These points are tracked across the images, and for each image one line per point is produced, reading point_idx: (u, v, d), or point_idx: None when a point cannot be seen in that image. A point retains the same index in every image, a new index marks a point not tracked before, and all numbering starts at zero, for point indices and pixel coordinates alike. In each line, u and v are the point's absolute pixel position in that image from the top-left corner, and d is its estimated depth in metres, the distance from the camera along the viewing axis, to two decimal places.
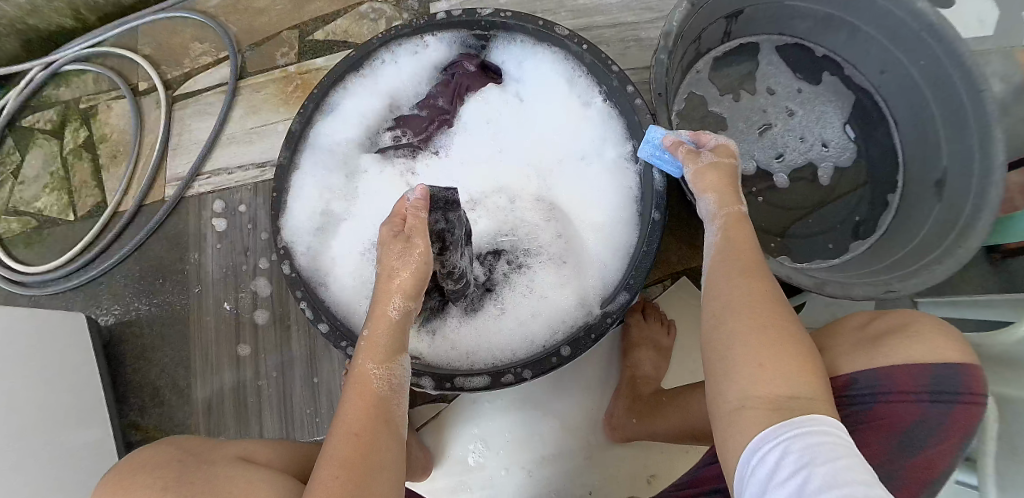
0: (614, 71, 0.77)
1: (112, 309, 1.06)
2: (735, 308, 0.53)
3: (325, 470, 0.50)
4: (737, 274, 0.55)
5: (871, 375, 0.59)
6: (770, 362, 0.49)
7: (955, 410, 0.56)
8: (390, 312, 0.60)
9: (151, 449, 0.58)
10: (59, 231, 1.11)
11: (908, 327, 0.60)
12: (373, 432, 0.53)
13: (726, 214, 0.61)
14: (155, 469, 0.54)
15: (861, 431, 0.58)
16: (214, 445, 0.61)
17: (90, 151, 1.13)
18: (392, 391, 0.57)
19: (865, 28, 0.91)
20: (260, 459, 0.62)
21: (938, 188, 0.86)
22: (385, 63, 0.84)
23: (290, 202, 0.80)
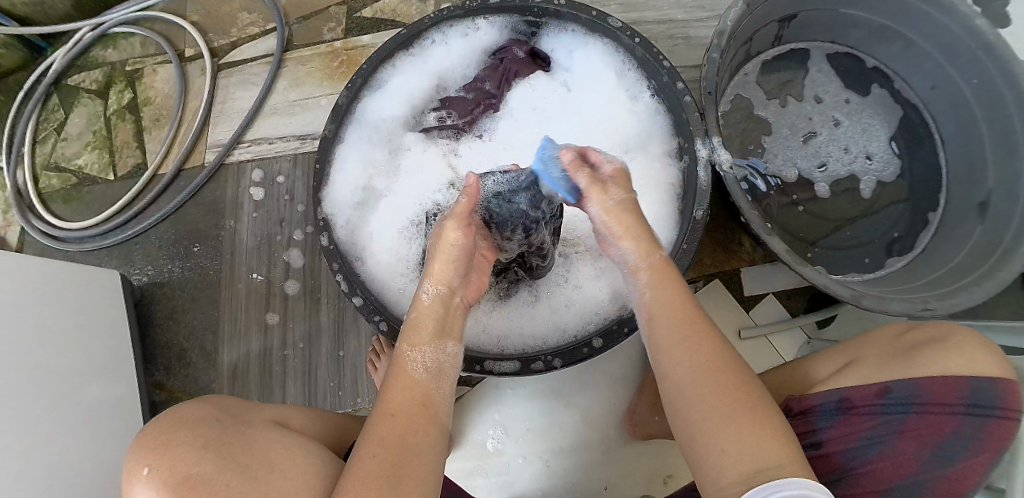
0: (666, 66, 0.77)
1: (145, 269, 1.07)
2: (688, 382, 0.52)
3: (365, 445, 0.51)
4: (677, 335, 0.54)
5: (907, 385, 0.59)
6: (737, 434, 0.48)
7: (990, 424, 0.55)
8: (421, 297, 0.62)
9: (188, 405, 0.62)
10: (98, 190, 1.13)
11: (948, 340, 0.61)
12: (412, 415, 0.53)
13: (649, 265, 0.60)
14: (195, 426, 0.58)
15: (892, 441, 0.58)
16: (246, 409, 0.66)
17: (133, 113, 1.15)
18: (433, 376, 0.57)
19: (919, 43, 0.90)
20: (295, 425, 0.69)
21: (981, 209, 0.86)
22: (435, 44, 0.85)
23: (333, 175, 0.81)
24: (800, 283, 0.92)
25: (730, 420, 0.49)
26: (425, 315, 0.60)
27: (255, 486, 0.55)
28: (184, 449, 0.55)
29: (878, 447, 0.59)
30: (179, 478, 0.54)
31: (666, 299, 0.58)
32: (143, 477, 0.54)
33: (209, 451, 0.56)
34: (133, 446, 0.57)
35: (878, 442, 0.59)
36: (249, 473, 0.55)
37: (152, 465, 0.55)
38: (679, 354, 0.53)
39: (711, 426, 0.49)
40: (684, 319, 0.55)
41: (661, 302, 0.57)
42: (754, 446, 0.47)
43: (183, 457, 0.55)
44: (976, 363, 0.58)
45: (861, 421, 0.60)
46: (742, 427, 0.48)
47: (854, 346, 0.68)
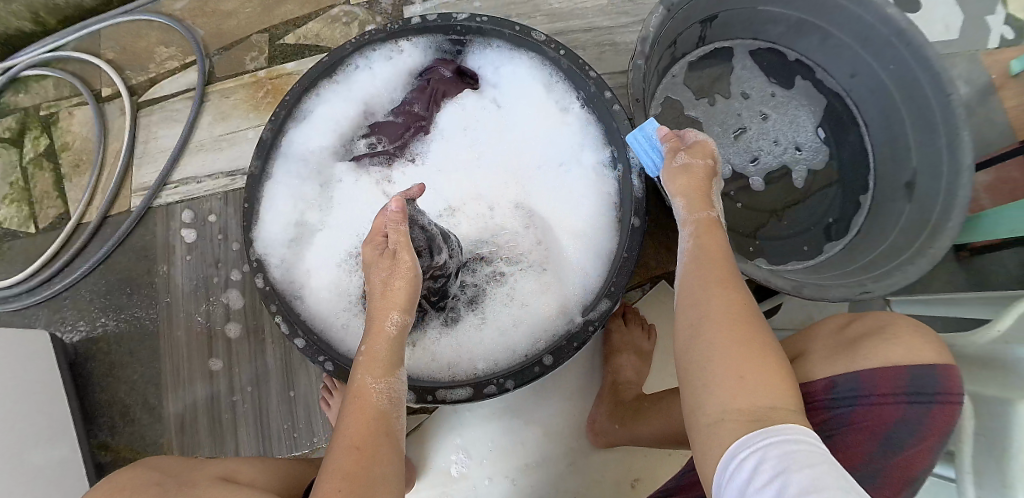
0: (592, 76, 0.77)
1: (78, 325, 1.01)
2: (714, 331, 0.53)
3: (329, 482, 0.52)
4: (716, 287, 0.56)
5: (852, 378, 0.60)
6: (754, 389, 0.50)
7: (933, 410, 0.58)
8: (387, 326, 0.61)
9: (129, 473, 0.64)
10: (20, 244, 1.07)
11: (884, 331, 0.62)
12: (374, 445, 0.56)
13: (697, 220, 0.61)
14: (133, 493, 0.60)
15: (844, 434, 0.60)
16: (194, 469, 0.67)
17: (51, 160, 1.09)
18: (391, 405, 0.59)
19: (836, 34, 0.92)
20: (243, 478, 0.67)
21: (908, 189, 0.88)
22: (359, 69, 0.83)
23: (263, 211, 0.78)
24: (745, 277, 0.93)
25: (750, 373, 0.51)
26: (382, 344, 0.61)
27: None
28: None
29: (831, 441, 0.60)
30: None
31: (711, 252, 0.59)
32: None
33: None
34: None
35: (829, 436, 0.60)
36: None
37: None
38: (714, 302, 0.55)
39: (730, 376, 0.51)
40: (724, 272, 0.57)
41: (699, 257, 0.59)
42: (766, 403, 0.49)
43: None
44: (915, 351, 0.59)
45: (813, 417, 0.61)
46: (761, 384, 0.50)
47: (801, 339, 0.70)
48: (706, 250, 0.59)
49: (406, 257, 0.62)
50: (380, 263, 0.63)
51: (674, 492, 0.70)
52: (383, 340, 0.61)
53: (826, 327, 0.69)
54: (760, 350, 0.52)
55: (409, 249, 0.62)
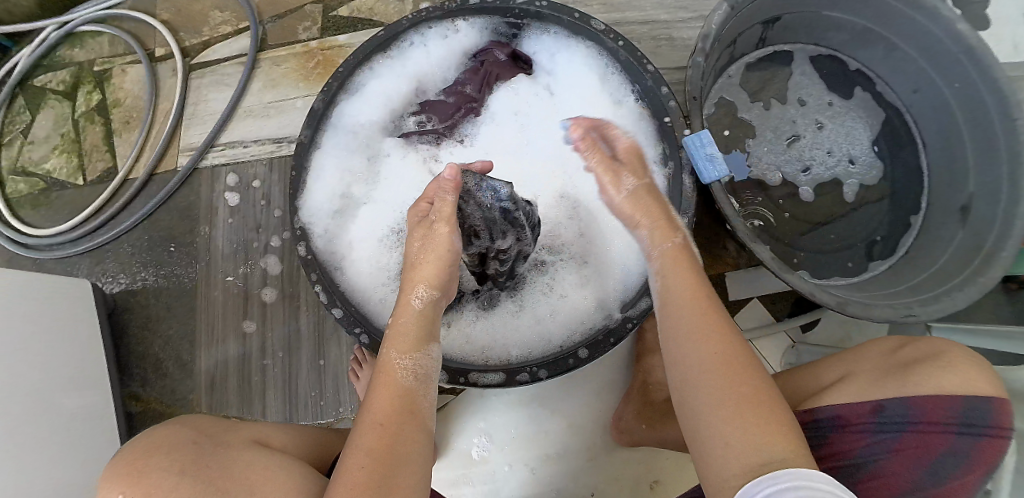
0: (649, 70, 0.77)
1: (118, 277, 1.04)
2: (695, 364, 0.55)
3: (353, 458, 0.52)
4: (695, 320, 0.57)
5: (900, 404, 0.59)
6: (739, 422, 0.50)
7: (983, 444, 0.56)
8: (415, 301, 0.62)
9: (165, 429, 0.63)
10: (67, 195, 1.09)
11: (940, 357, 0.61)
12: (399, 423, 0.55)
13: (662, 250, 0.66)
14: (170, 452, 0.60)
15: (887, 460, 0.59)
16: (226, 429, 0.67)
17: (102, 115, 1.11)
18: (419, 381, 0.59)
19: (901, 47, 0.90)
20: (276, 442, 0.69)
21: (963, 214, 0.86)
22: (413, 46, 0.83)
23: (310, 181, 0.78)
24: (784, 288, 0.92)
25: (734, 403, 0.51)
26: (408, 320, 0.61)
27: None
28: (160, 475, 0.57)
29: (872, 465, 0.59)
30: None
31: (684, 286, 0.61)
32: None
33: (186, 476, 0.58)
34: (112, 475, 0.59)
35: (873, 460, 0.59)
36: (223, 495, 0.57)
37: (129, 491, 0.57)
38: (688, 337, 0.56)
39: (712, 407, 0.52)
40: (699, 304, 0.59)
41: (676, 291, 0.61)
42: (750, 434, 0.49)
43: (160, 483, 0.57)
44: (969, 382, 0.58)
45: (856, 439, 0.60)
46: (743, 415, 0.50)
47: (846, 359, 0.69)
48: (681, 285, 0.61)
49: (438, 230, 0.65)
50: (416, 229, 0.66)
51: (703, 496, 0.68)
52: (410, 316, 0.62)
53: (874, 348, 0.68)
54: (746, 378, 0.53)
55: (447, 222, 0.65)
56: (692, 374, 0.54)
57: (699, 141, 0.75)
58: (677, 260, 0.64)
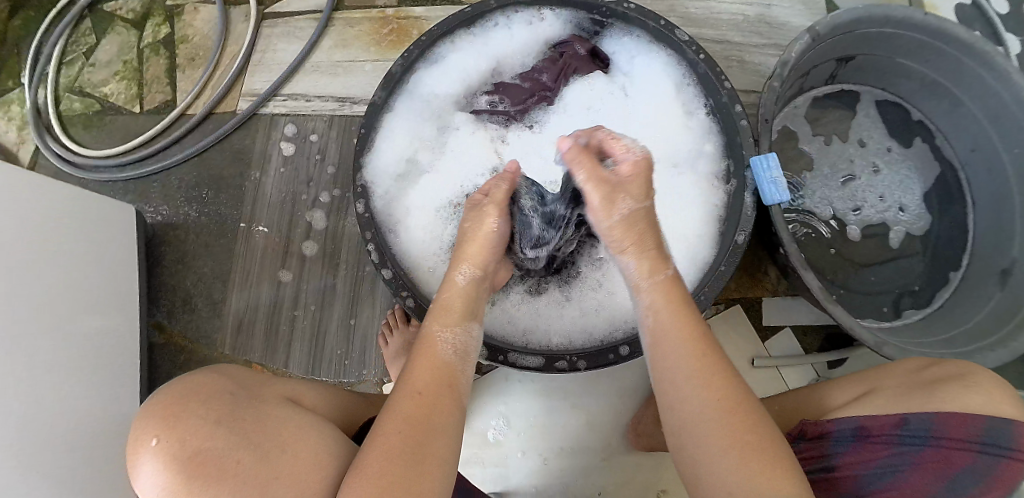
0: (727, 87, 0.78)
1: (160, 209, 1.05)
2: (691, 407, 0.51)
3: (390, 422, 0.50)
4: (688, 356, 0.53)
5: (924, 418, 0.56)
6: (738, 472, 0.47)
7: (1003, 464, 0.53)
8: (458, 278, 0.62)
9: (200, 375, 0.56)
10: (121, 121, 1.10)
11: (968, 377, 0.58)
12: (435, 394, 0.53)
13: (653, 283, 0.58)
14: (207, 399, 0.53)
15: (907, 474, 0.56)
16: (260, 383, 0.61)
17: (168, 49, 1.12)
18: (460, 357, 0.58)
19: (967, 104, 0.91)
20: (307, 402, 0.63)
21: (1002, 277, 0.88)
22: (498, 27, 0.85)
23: (379, 142, 0.80)
24: (815, 321, 0.93)
25: (734, 449, 0.48)
26: (455, 296, 0.61)
27: (266, 466, 0.51)
28: (195, 421, 0.51)
29: (889, 477, 0.56)
30: (188, 453, 0.49)
31: (671, 317, 0.56)
32: (149, 449, 0.50)
33: (222, 426, 0.51)
34: (141, 414, 0.53)
35: (891, 473, 0.56)
36: (261, 453, 0.51)
37: (160, 435, 0.50)
38: (685, 378, 0.52)
39: (710, 453, 0.49)
40: (690, 337, 0.54)
41: (665, 322, 0.55)
42: (759, 484, 0.46)
43: (194, 430, 0.50)
44: (994, 403, 0.55)
45: (875, 450, 0.58)
46: (745, 463, 0.47)
47: (872, 375, 0.65)
48: (672, 318, 0.56)
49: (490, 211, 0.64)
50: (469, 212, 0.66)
51: None
52: (456, 293, 0.62)
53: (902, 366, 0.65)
54: (748, 422, 0.49)
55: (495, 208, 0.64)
56: (687, 417, 0.51)
57: (766, 163, 0.74)
58: (662, 292, 0.57)
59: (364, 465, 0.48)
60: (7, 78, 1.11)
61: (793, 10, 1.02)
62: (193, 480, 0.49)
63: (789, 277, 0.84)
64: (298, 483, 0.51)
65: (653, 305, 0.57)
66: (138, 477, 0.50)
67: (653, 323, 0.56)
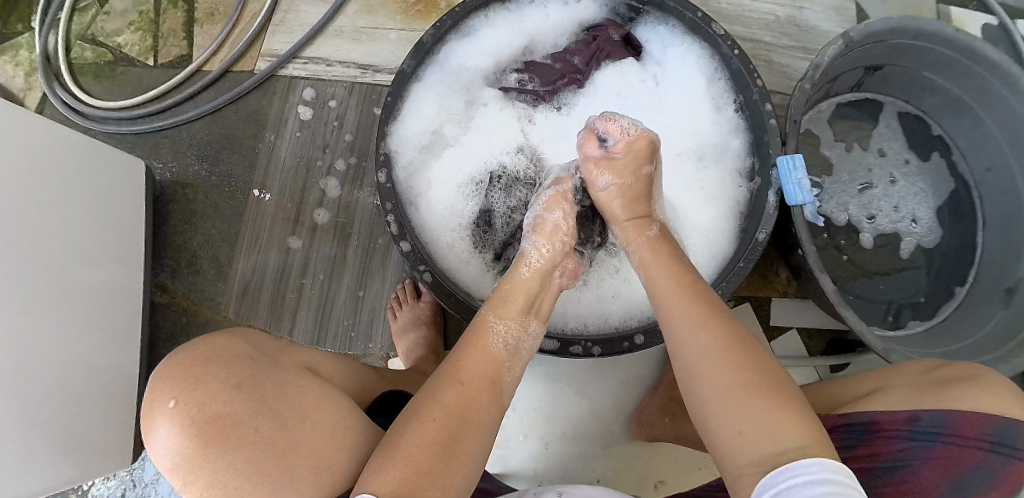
0: (758, 84, 0.75)
1: (169, 165, 1.02)
2: (694, 349, 0.53)
3: (430, 407, 0.51)
4: (684, 307, 0.56)
5: (937, 415, 0.56)
6: (747, 409, 0.48)
7: (1012, 464, 0.52)
8: (522, 270, 0.64)
9: (218, 336, 0.53)
10: (134, 72, 1.07)
11: (977, 378, 0.58)
12: (479, 387, 0.54)
13: (637, 246, 0.65)
14: (227, 363, 0.50)
15: (916, 468, 0.56)
16: (276, 347, 0.58)
17: (187, 2, 1.08)
18: (509, 352, 0.58)
19: (988, 124, 0.92)
20: (327, 372, 0.62)
21: (1007, 295, 0.90)
22: (533, 6, 0.84)
23: (406, 112, 0.79)
24: (822, 325, 0.93)
25: (743, 390, 0.49)
26: (518, 289, 0.63)
27: (286, 437, 0.49)
28: (216, 386, 0.48)
29: (899, 471, 0.56)
30: (207, 418, 0.47)
31: (669, 275, 0.59)
32: (166, 411, 0.47)
33: (242, 393, 0.49)
34: (157, 371, 0.50)
35: (901, 467, 0.56)
36: (282, 423, 0.50)
37: (180, 399, 0.47)
38: (682, 324, 0.55)
39: (714, 391, 0.50)
40: (683, 286, 0.58)
41: (664, 285, 0.59)
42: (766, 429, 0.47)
43: (214, 395, 0.48)
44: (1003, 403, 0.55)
45: (887, 444, 0.58)
46: (754, 403, 0.48)
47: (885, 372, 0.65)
48: (662, 273, 0.60)
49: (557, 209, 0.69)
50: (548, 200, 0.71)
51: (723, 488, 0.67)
52: (519, 286, 0.63)
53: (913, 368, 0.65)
54: (746, 348, 0.52)
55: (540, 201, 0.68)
56: (690, 360, 0.53)
57: (791, 164, 0.73)
58: (656, 249, 0.63)
59: (397, 446, 0.48)
60: (17, 20, 1.08)
61: (823, 14, 1.02)
62: (211, 446, 0.47)
63: (800, 279, 0.84)
64: (314, 455, 0.51)
65: (645, 260, 0.63)
66: (151, 438, 0.47)
67: (646, 277, 0.62)
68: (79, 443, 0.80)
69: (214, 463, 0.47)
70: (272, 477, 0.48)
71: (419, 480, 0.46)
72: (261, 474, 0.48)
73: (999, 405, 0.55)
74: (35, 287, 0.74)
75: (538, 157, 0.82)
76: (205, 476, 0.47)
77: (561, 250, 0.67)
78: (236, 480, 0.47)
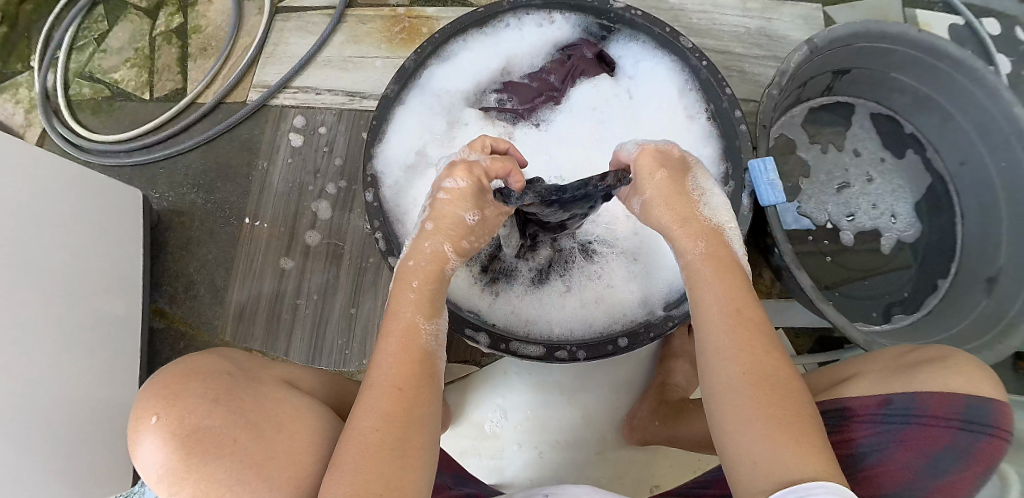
0: (727, 93, 0.79)
1: (166, 194, 1.06)
2: (726, 391, 0.52)
3: (367, 419, 0.51)
4: (728, 339, 0.54)
5: (908, 398, 0.58)
6: (762, 440, 0.49)
7: (982, 441, 0.55)
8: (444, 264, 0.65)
9: (200, 357, 0.56)
10: (130, 107, 1.11)
11: (948, 359, 0.59)
12: (415, 386, 0.54)
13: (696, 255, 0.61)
14: (207, 379, 0.53)
15: (890, 451, 0.57)
16: (254, 364, 0.61)
17: (180, 38, 1.13)
18: (434, 348, 0.58)
19: (957, 118, 0.95)
20: (305, 386, 0.64)
21: (989, 284, 0.91)
22: (509, 28, 0.88)
23: (390, 135, 0.83)
24: (807, 324, 0.95)
25: (769, 431, 0.49)
26: (431, 284, 0.62)
27: (263, 445, 0.51)
28: (194, 400, 0.51)
29: (875, 454, 0.58)
30: (187, 430, 0.49)
31: (718, 301, 0.57)
32: (149, 426, 0.50)
33: (220, 405, 0.51)
34: (141, 392, 0.53)
35: (876, 450, 0.58)
36: (259, 431, 0.51)
37: (161, 413, 0.50)
38: (717, 355, 0.54)
39: (737, 425, 0.50)
40: (736, 318, 0.56)
41: (713, 301, 0.57)
42: (777, 454, 0.47)
43: (193, 408, 0.50)
44: (974, 381, 0.56)
45: (860, 428, 0.60)
46: (771, 434, 0.48)
47: (861, 360, 0.67)
48: (711, 295, 0.58)
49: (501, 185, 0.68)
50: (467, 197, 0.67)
51: (709, 486, 0.68)
52: (431, 280, 0.62)
53: (891, 352, 0.66)
54: (774, 386, 0.51)
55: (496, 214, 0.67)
56: (720, 397, 0.53)
57: (763, 166, 0.77)
58: (710, 263, 0.60)
59: (344, 460, 0.49)
60: (17, 61, 1.12)
61: (792, 24, 1.06)
62: (194, 457, 0.49)
63: (781, 279, 0.85)
64: (293, 465, 0.51)
65: (696, 278, 0.60)
66: (137, 453, 0.50)
67: (696, 296, 0.59)
68: (79, 468, 0.81)
69: (197, 473, 0.49)
70: (251, 485, 0.49)
71: (375, 481, 0.47)
72: (242, 482, 0.49)
73: (969, 385, 0.56)
74: (33, 313, 0.76)
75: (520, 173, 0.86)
76: (189, 486, 0.49)
77: (658, 174, 0.65)
78: (217, 488, 0.49)
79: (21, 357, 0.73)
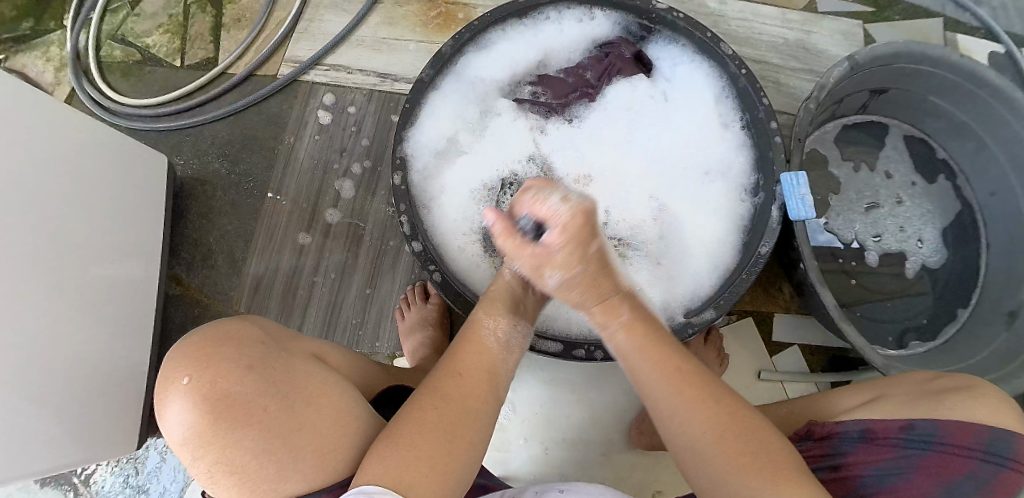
0: (764, 104, 0.78)
1: (191, 162, 1.06)
2: (684, 428, 0.54)
3: (425, 399, 0.55)
4: (662, 383, 0.56)
5: (930, 425, 0.57)
6: (740, 481, 0.50)
7: (1002, 474, 0.53)
8: (504, 274, 0.67)
9: (231, 321, 0.55)
10: (160, 73, 1.11)
11: (974, 390, 0.59)
12: (474, 381, 0.57)
13: (619, 323, 0.60)
14: (242, 346, 0.52)
15: (907, 476, 0.57)
16: (285, 335, 0.59)
17: (215, 7, 1.12)
18: (501, 347, 0.62)
19: (993, 148, 0.94)
20: (333, 361, 0.63)
21: (1010, 317, 0.90)
22: (548, 21, 0.88)
23: (423, 120, 0.83)
24: (824, 343, 0.94)
25: (732, 459, 0.51)
26: (503, 292, 0.66)
27: (290, 417, 0.50)
28: (227, 366, 0.50)
29: (891, 478, 0.57)
30: (217, 395, 0.49)
31: (642, 347, 0.58)
32: (179, 388, 0.49)
33: (252, 373, 0.50)
34: (173, 350, 0.51)
35: (893, 474, 0.57)
36: (289, 404, 0.51)
37: (192, 375, 0.49)
38: (662, 405, 0.56)
39: (712, 469, 0.52)
40: (657, 361, 0.57)
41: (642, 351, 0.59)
42: (765, 489, 0.49)
43: (226, 374, 0.49)
44: (998, 414, 0.56)
45: (879, 451, 0.59)
46: (747, 473, 0.50)
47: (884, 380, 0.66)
48: (641, 344, 0.59)
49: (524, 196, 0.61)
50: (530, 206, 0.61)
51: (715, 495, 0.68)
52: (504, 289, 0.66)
53: (913, 378, 0.66)
54: (732, 424, 0.53)
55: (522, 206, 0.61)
56: (682, 439, 0.54)
57: (795, 180, 0.75)
58: (631, 315, 0.60)
59: (395, 433, 0.52)
60: (50, 19, 1.12)
61: (831, 38, 1.04)
62: (222, 423, 0.48)
63: (802, 295, 0.85)
64: (318, 438, 0.51)
65: (627, 347, 0.60)
66: (164, 413, 0.49)
67: (628, 363, 0.60)
68: (87, 426, 0.82)
69: (222, 439, 0.49)
70: (277, 456, 0.49)
71: (417, 468, 0.50)
72: (268, 452, 0.49)
73: (990, 414, 0.56)
74: (50, 270, 0.76)
75: (550, 166, 0.86)
76: (213, 452, 0.49)
77: (588, 250, 0.60)
78: (243, 456, 0.49)
79: (37, 312, 0.73)
